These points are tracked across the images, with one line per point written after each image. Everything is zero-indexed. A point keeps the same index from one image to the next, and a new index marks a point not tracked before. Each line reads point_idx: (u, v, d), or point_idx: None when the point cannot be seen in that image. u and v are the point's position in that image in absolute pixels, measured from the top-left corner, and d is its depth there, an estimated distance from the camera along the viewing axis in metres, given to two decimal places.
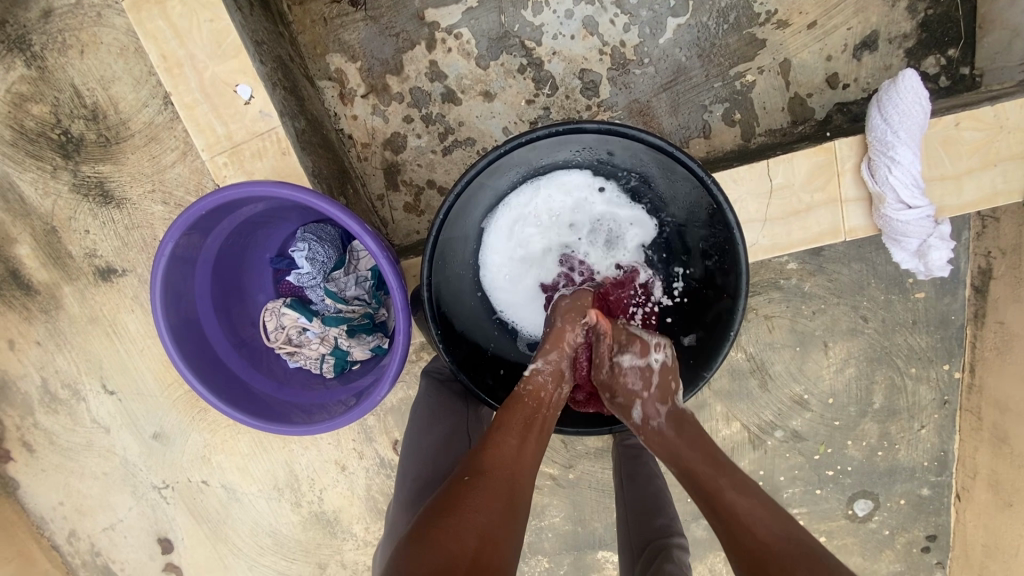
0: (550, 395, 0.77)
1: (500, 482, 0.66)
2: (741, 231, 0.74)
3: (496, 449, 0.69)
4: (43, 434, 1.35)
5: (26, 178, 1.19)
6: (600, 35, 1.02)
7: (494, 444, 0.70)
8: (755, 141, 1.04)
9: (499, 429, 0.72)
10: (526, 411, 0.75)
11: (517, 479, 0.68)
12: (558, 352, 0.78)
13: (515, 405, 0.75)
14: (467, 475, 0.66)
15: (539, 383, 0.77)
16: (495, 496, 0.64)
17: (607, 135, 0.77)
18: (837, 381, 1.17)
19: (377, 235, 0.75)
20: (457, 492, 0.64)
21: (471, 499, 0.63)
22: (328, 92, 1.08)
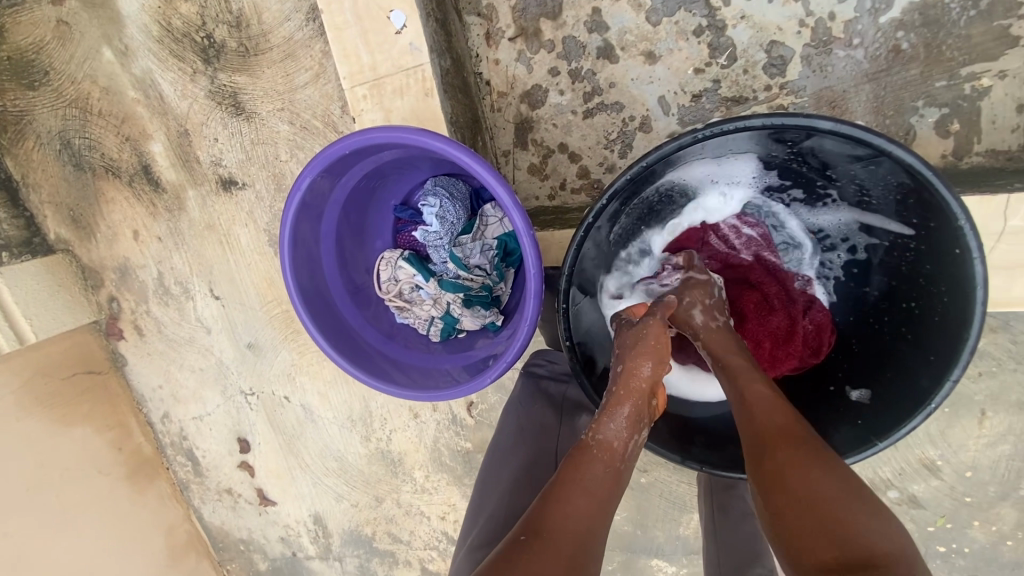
0: (623, 447, 0.65)
1: (565, 544, 0.57)
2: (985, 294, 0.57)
3: (555, 509, 0.60)
4: (153, 322, 1.45)
5: (168, 77, 1.20)
6: (805, 1, 0.85)
7: (554, 503, 0.60)
8: (969, 160, 0.85)
9: (560, 489, 0.62)
10: (595, 469, 0.64)
11: (582, 544, 0.58)
12: (630, 405, 0.67)
13: (581, 463, 0.64)
14: (525, 534, 0.58)
15: (611, 434, 0.66)
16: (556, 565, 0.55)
17: (837, 138, 0.59)
18: (984, 454, 1.00)
19: (525, 209, 0.66)
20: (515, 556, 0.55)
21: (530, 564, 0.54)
22: (474, 30, 0.99)
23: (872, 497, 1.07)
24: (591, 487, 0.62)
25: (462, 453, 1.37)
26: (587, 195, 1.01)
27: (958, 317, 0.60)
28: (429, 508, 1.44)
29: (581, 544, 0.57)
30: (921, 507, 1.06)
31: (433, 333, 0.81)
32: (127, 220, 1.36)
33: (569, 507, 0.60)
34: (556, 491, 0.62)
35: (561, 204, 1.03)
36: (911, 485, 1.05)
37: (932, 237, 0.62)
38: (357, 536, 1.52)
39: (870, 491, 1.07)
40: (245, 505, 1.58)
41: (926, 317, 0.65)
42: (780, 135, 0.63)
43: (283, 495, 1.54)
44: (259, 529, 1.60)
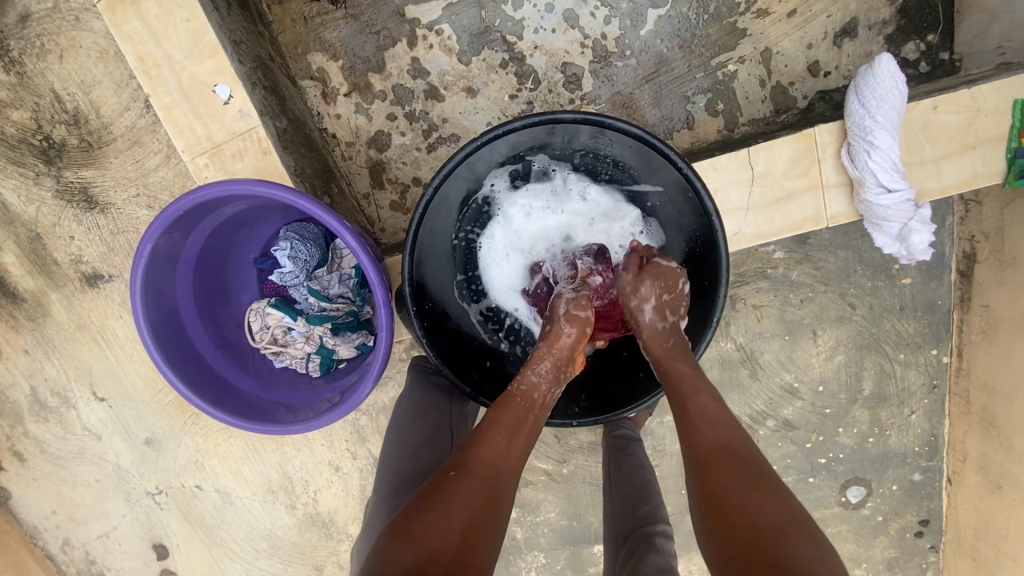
0: (542, 396, 0.75)
1: (487, 480, 0.66)
2: (719, 220, 0.73)
3: (482, 447, 0.68)
4: (34, 443, 1.35)
5: (9, 185, 1.18)
6: (581, 28, 1.02)
7: (484, 443, 0.69)
8: (738, 130, 1.04)
9: (489, 428, 0.70)
10: (515, 409, 0.73)
11: (504, 477, 0.67)
12: (548, 362, 0.76)
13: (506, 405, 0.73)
14: (454, 470, 0.66)
15: (532, 383, 0.75)
16: (479, 494, 0.64)
17: (585, 124, 0.76)
18: (826, 368, 1.17)
19: (357, 231, 0.74)
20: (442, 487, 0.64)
21: (455, 492, 0.63)
22: (310, 92, 1.08)
23: (755, 430, 1.20)
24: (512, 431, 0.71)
25: None
26: None
27: (712, 242, 0.76)
28: None
29: (501, 476, 0.67)
30: (795, 428, 1.21)
31: (312, 368, 0.85)
32: None
33: (495, 444, 0.69)
34: (483, 431, 0.70)
35: None
36: (781, 411, 1.20)
37: (677, 186, 0.78)
38: None
39: (752, 425, 1.20)
40: None
41: (693, 249, 0.80)
42: (545, 133, 0.79)
43: None
44: None
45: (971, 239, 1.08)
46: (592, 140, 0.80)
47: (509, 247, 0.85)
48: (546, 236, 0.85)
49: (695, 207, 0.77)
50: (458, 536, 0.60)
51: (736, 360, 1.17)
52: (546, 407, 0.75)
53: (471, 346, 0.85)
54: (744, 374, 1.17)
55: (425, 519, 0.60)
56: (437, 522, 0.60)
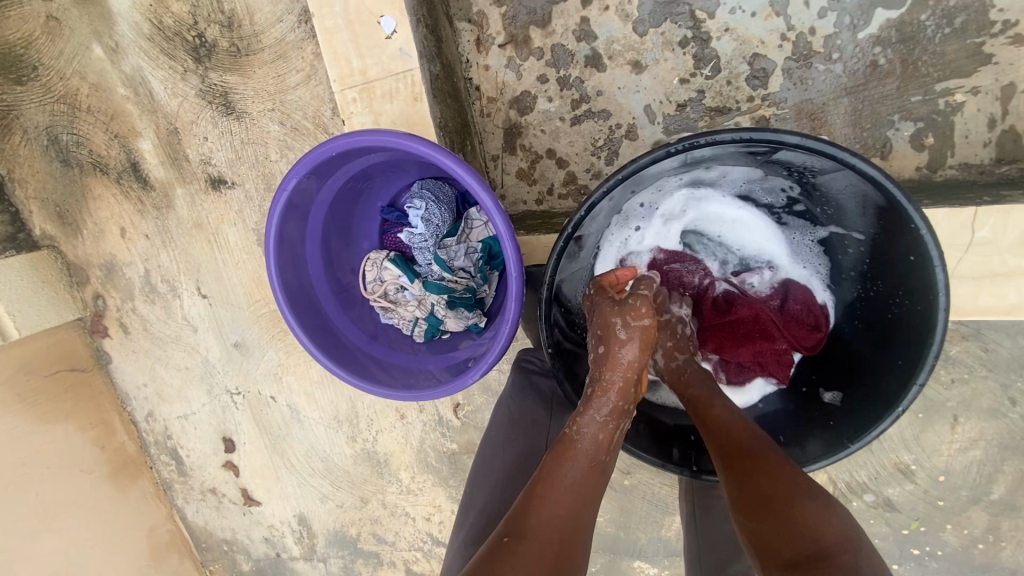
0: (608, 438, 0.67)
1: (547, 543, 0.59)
2: (949, 304, 0.58)
3: (539, 509, 0.61)
4: (139, 320, 1.44)
5: (158, 75, 1.20)
6: (787, 16, 0.87)
7: (540, 506, 0.62)
8: (942, 173, 0.87)
9: (541, 489, 0.63)
10: (574, 462, 0.66)
11: (566, 542, 0.60)
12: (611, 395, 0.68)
13: (562, 457, 0.66)
14: (507, 536, 0.59)
15: (596, 424, 0.68)
16: (540, 563, 0.57)
17: (809, 152, 0.61)
18: (956, 460, 1.03)
19: (508, 215, 0.67)
20: (498, 556, 0.57)
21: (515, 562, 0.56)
22: (465, 36, 1.00)
23: (849, 500, 1.09)
24: (573, 488, 0.64)
25: (448, 455, 1.37)
26: (573, 200, 1.02)
27: (921, 323, 0.62)
28: (415, 509, 1.45)
29: (565, 541, 0.60)
30: (896, 510, 1.08)
31: (417, 334, 0.82)
32: (115, 216, 1.35)
33: (555, 504, 0.62)
34: (540, 491, 0.63)
35: (548, 208, 1.04)
36: (885, 489, 1.07)
37: (897, 243, 0.63)
38: (342, 537, 1.52)
39: (847, 494, 1.09)
40: (229, 505, 1.57)
41: (884, 313, 0.68)
42: (750, 149, 0.64)
43: (268, 495, 1.53)
44: (243, 529, 1.59)
45: None
46: (806, 165, 0.65)
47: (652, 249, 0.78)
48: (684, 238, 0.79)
49: (911, 277, 0.63)
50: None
51: None
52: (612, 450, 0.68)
53: None
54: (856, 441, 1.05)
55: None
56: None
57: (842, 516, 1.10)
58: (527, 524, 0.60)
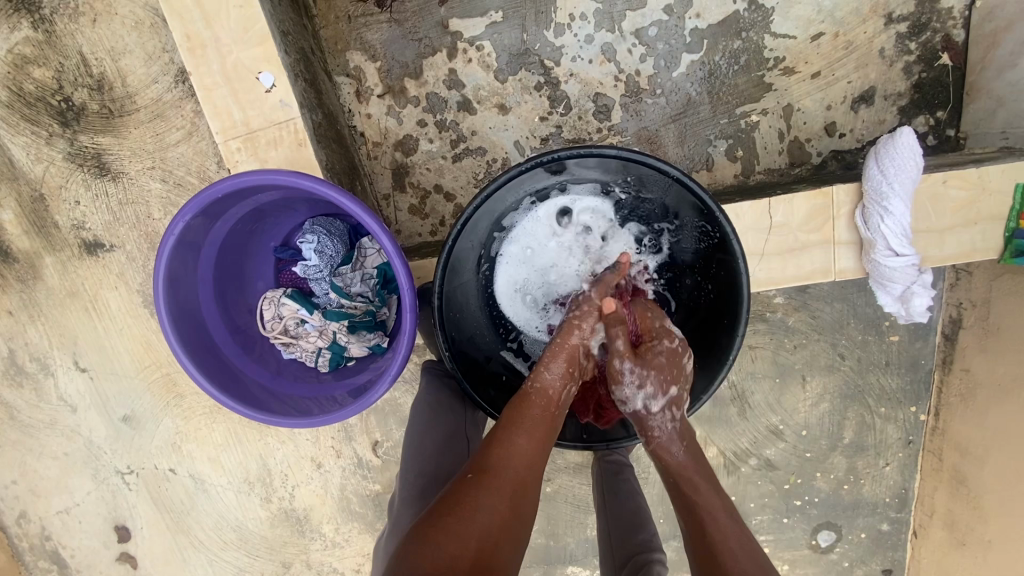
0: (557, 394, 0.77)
1: (505, 479, 0.69)
2: (746, 264, 0.75)
3: (502, 448, 0.71)
4: (4, 408, 1.30)
5: (19, 142, 1.15)
6: (617, 62, 1.06)
7: (501, 443, 0.71)
8: (754, 178, 1.08)
9: (506, 430, 0.73)
10: (532, 410, 0.75)
11: (525, 477, 0.70)
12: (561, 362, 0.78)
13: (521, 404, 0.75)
14: (473, 471, 0.69)
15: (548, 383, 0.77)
16: (500, 497, 0.67)
17: (627, 161, 0.78)
18: (811, 414, 1.21)
19: (393, 235, 0.74)
20: (463, 488, 0.67)
21: (480, 494, 0.66)
22: (345, 88, 1.09)
23: (737, 467, 1.24)
24: (532, 432, 0.73)
25: (372, 497, 1.35)
26: None
27: (733, 283, 0.78)
28: (343, 563, 1.39)
29: (523, 478, 0.70)
30: (776, 468, 1.24)
31: (321, 363, 0.86)
32: None
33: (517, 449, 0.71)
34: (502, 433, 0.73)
35: (441, 238, 1.13)
36: (765, 451, 1.23)
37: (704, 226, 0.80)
38: None
39: (735, 462, 1.24)
40: None
41: (709, 287, 0.83)
42: (587, 164, 0.81)
43: None
44: None
45: (959, 305, 1.13)
46: (630, 174, 0.82)
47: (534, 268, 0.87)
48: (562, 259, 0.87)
49: (719, 250, 0.79)
50: (479, 542, 0.63)
51: (726, 397, 1.21)
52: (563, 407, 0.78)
53: (488, 363, 0.87)
54: (733, 412, 1.21)
55: (451, 520, 0.63)
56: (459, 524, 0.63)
57: (734, 482, 1.25)
58: (490, 461, 0.70)
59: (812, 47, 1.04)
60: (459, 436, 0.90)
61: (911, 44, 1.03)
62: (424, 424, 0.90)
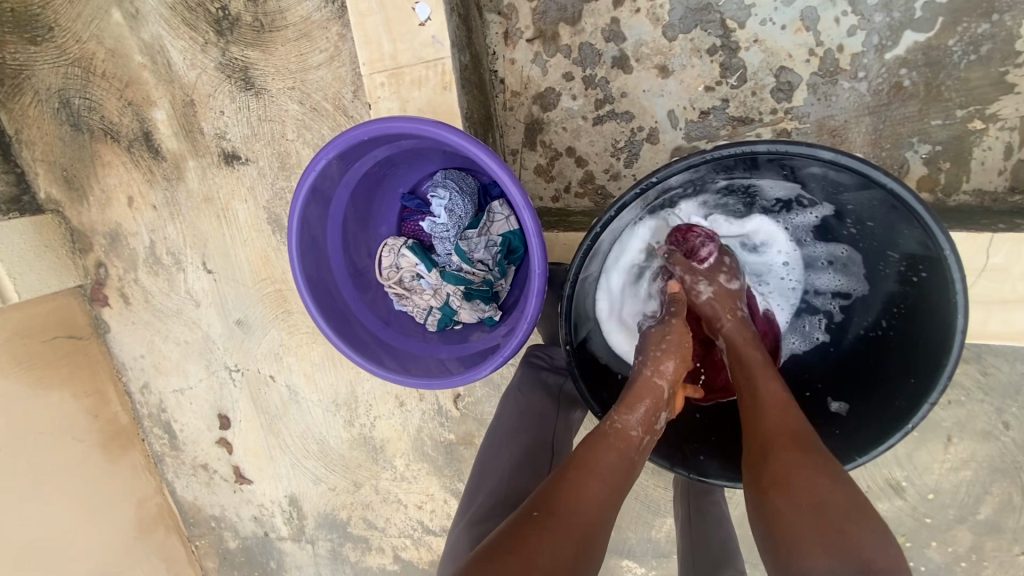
0: (638, 438, 0.67)
1: (571, 528, 0.60)
2: (965, 329, 0.59)
3: (571, 490, 0.62)
4: (141, 291, 1.44)
5: (178, 45, 1.19)
6: (816, 31, 0.88)
7: (572, 485, 0.63)
8: (955, 197, 0.88)
9: (576, 471, 0.64)
10: (610, 453, 0.65)
11: (591, 529, 0.61)
12: (648, 402, 0.68)
13: (597, 445, 0.66)
14: (536, 511, 0.61)
15: (629, 425, 0.67)
16: (565, 547, 0.58)
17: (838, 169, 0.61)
18: (946, 479, 1.04)
19: (536, 211, 0.68)
20: (523, 528, 0.59)
21: (540, 542, 0.57)
22: (493, 28, 1.00)
23: None
24: (604, 475, 0.64)
25: (445, 444, 1.37)
26: (589, 200, 1.03)
27: (932, 339, 0.64)
28: (407, 496, 1.45)
29: (589, 530, 0.60)
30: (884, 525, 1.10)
31: (430, 323, 0.83)
32: (123, 185, 1.34)
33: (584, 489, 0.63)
34: (574, 472, 0.64)
35: (564, 206, 1.05)
36: (876, 504, 1.09)
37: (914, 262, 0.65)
38: (332, 520, 1.53)
39: None
40: (221, 482, 1.58)
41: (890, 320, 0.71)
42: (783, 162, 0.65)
43: (260, 474, 1.54)
44: (232, 506, 1.60)
45: None
46: (832, 182, 0.66)
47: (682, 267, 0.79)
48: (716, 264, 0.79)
49: (927, 293, 0.64)
50: None
51: None
52: (644, 451, 0.68)
53: (602, 357, 0.79)
54: None
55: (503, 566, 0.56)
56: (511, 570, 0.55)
57: None
58: (556, 504, 0.61)
59: None
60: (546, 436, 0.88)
61: None
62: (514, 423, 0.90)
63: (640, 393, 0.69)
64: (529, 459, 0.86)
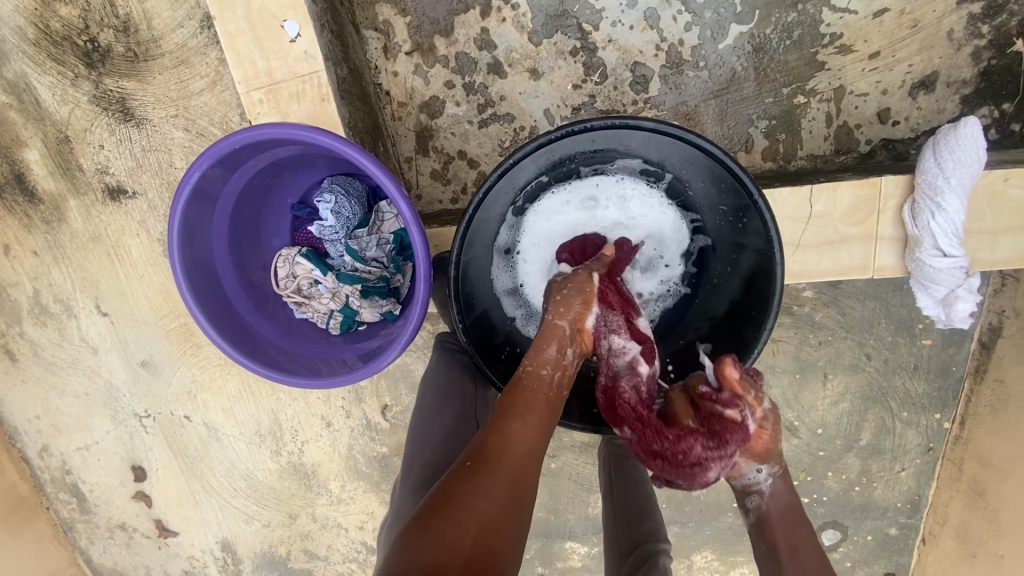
0: (552, 378, 0.73)
1: (503, 468, 0.65)
2: (782, 255, 0.71)
3: (500, 434, 0.67)
4: (29, 345, 1.34)
5: (45, 82, 1.14)
6: (660, 29, 0.99)
7: (501, 428, 0.67)
8: (794, 164, 1.02)
9: (503, 416, 0.69)
10: (529, 395, 0.71)
11: (523, 465, 0.66)
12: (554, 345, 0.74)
13: (518, 390, 0.71)
14: (469, 461, 0.66)
15: (544, 370, 0.73)
16: (499, 482, 0.63)
17: (662, 135, 0.73)
18: (829, 413, 1.18)
19: (412, 200, 0.72)
20: (458, 476, 0.63)
21: (474, 483, 0.62)
22: (372, 43, 1.05)
23: None
24: (530, 414, 0.69)
25: (379, 458, 1.36)
26: None
27: (765, 275, 0.74)
28: (347, 519, 1.42)
29: (521, 466, 0.66)
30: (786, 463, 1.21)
31: (332, 326, 0.84)
32: None
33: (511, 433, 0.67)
34: (503, 418, 0.69)
35: (463, 206, 1.10)
36: None
37: (739, 211, 0.76)
38: (270, 558, 1.47)
39: None
40: (142, 540, 1.47)
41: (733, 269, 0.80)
42: (620, 137, 0.76)
43: (185, 524, 1.45)
44: (158, 564, 1.50)
45: (1000, 313, 1.07)
46: (663, 152, 0.77)
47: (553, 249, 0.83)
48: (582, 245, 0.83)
49: (754, 236, 0.75)
50: (476, 528, 0.59)
51: None
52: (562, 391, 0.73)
53: (499, 334, 0.84)
54: None
55: (444, 511, 0.59)
56: (453, 514, 0.59)
57: None
58: (487, 447, 0.66)
59: (873, 24, 0.96)
60: (470, 415, 0.91)
61: (983, 27, 0.95)
62: (436, 407, 0.92)
63: (545, 339, 0.74)
64: (455, 440, 0.88)
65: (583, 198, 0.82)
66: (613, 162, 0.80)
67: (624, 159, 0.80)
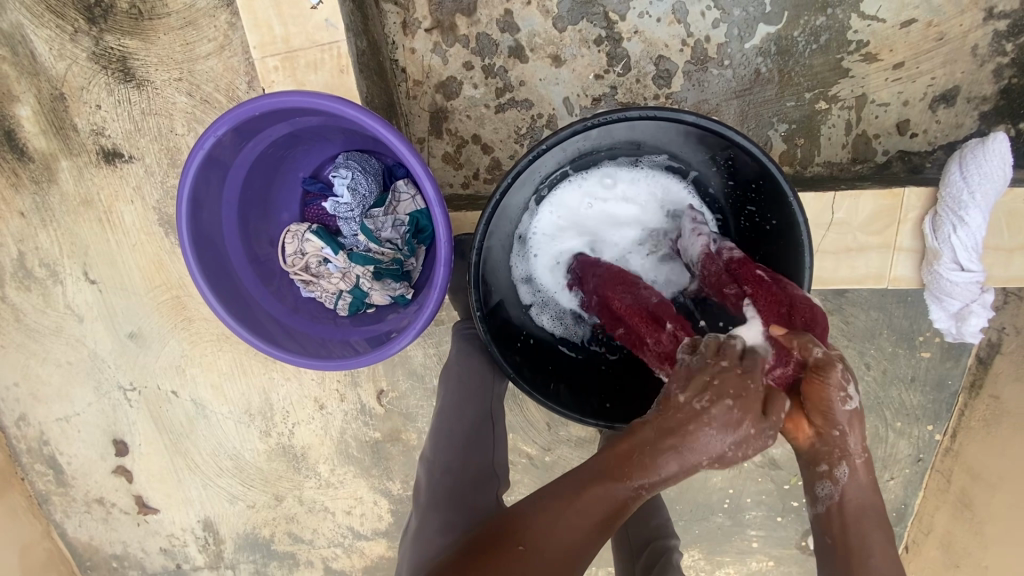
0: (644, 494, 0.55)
1: (547, 562, 0.56)
2: (812, 262, 0.68)
3: (556, 528, 0.56)
4: (10, 310, 1.28)
5: (41, 35, 1.09)
6: (687, 24, 0.98)
7: (558, 522, 0.56)
8: (810, 169, 1.02)
9: (564, 507, 0.56)
10: (601, 500, 0.55)
11: (570, 565, 0.56)
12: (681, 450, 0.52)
13: (593, 487, 0.56)
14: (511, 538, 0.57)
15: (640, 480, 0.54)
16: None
17: (698, 131, 0.71)
18: None
19: (436, 181, 0.69)
20: (497, 555, 0.56)
21: (510, 571, 0.55)
22: (391, 17, 1.02)
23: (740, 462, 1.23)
24: (594, 517, 0.56)
25: (371, 444, 1.35)
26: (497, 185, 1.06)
27: (790, 280, 0.72)
28: (335, 503, 1.40)
29: (567, 565, 0.56)
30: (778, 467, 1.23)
31: (341, 307, 0.82)
32: None
33: (560, 522, 0.56)
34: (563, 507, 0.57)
35: (474, 192, 1.07)
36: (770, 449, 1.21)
37: (768, 213, 0.74)
38: (253, 539, 1.44)
39: None
40: (121, 516, 1.44)
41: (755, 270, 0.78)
42: (655, 128, 0.73)
43: (167, 501, 1.42)
44: (136, 540, 1.46)
45: (999, 329, 1.09)
46: (695, 147, 0.75)
47: (574, 240, 0.82)
48: (601, 236, 0.82)
49: (780, 239, 0.73)
50: None
51: None
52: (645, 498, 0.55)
53: (514, 324, 0.82)
54: None
55: None
56: None
57: (735, 476, 1.24)
58: (535, 535, 0.56)
59: (900, 34, 0.96)
60: (487, 418, 0.91)
61: (1007, 44, 0.95)
62: (454, 407, 0.91)
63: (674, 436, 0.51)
64: (475, 444, 0.89)
65: (605, 196, 0.81)
66: (641, 154, 0.79)
67: (652, 153, 0.78)
